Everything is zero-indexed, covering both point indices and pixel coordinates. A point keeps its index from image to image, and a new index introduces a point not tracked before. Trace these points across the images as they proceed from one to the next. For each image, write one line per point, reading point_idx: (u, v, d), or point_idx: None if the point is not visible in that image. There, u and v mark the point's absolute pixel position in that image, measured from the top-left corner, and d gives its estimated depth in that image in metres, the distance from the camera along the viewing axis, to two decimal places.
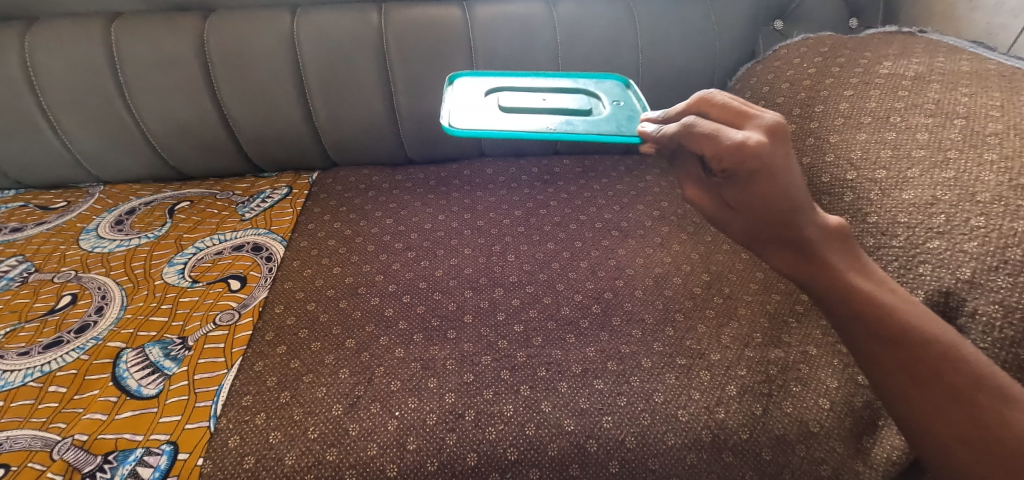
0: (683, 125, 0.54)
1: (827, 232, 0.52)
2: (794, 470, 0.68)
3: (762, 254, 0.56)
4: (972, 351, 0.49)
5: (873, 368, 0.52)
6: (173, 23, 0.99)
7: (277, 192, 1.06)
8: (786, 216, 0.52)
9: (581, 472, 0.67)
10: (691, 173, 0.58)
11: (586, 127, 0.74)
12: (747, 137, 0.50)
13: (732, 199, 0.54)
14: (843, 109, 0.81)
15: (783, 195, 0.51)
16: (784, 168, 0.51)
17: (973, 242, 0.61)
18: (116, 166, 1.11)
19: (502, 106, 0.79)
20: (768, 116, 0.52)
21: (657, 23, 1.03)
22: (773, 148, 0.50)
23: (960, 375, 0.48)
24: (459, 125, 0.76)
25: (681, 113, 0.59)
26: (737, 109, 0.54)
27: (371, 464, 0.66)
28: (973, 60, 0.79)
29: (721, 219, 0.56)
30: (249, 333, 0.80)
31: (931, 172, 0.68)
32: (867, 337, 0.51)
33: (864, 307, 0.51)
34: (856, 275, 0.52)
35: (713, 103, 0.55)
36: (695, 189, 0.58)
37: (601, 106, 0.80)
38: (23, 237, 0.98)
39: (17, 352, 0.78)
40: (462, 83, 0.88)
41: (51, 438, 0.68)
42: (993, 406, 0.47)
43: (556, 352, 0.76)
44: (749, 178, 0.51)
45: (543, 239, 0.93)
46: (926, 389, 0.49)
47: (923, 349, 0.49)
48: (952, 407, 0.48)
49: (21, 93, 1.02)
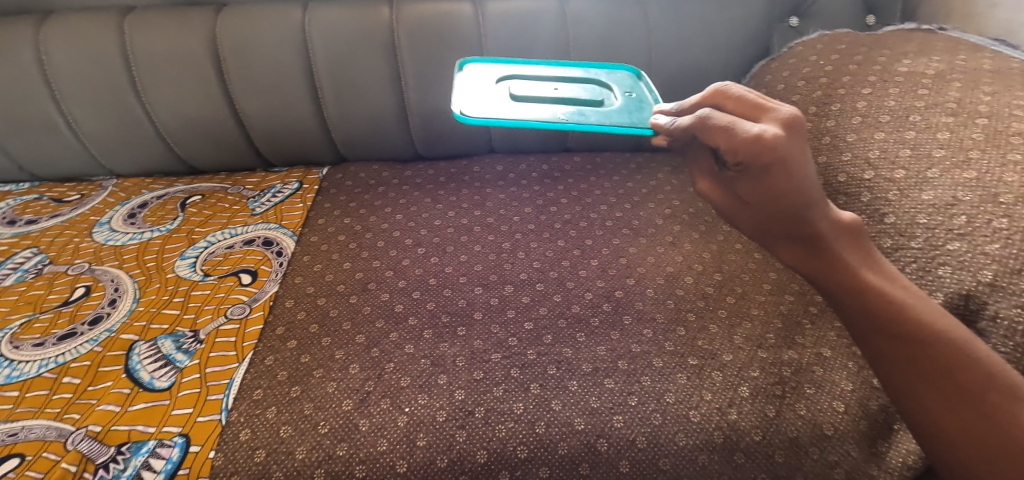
0: (698, 118, 0.54)
1: (840, 227, 0.51)
2: (807, 472, 0.67)
3: (773, 247, 0.55)
4: (984, 349, 0.48)
5: (881, 365, 0.51)
6: (186, 17, 1.00)
7: (288, 186, 1.06)
8: (799, 210, 0.51)
9: (591, 472, 0.67)
10: (703, 167, 0.58)
11: (597, 117, 0.73)
12: (763, 130, 0.49)
13: (746, 192, 0.53)
14: (860, 108, 0.80)
15: (796, 190, 0.50)
16: (801, 162, 0.49)
17: (994, 244, 0.60)
18: (129, 160, 1.11)
19: (513, 95, 0.78)
20: (785, 109, 0.51)
21: (671, 19, 1.02)
22: (790, 142, 0.49)
23: (971, 372, 0.47)
24: (470, 113, 0.75)
25: (695, 105, 0.58)
26: (753, 102, 0.53)
27: (381, 460, 0.66)
28: (995, 58, 0.78)
29: (733, 213, 0.56)
30: (260, 326, 0.80)
31: (951, 172, 0.67)
32: (875, 333, 0.50)
33: (876, 303, 0.50)
34: (868, 270, 0.51)
35: (730, 95, 0.55)
36: (708, 182, 0.58)
37: (613, 97, 0.79)
38: (38, 229, 0.99)
39: (32, 343, 0.78)
40: (473, 70, 0.87)
41: (65, 428, 0.68)
42: (1004, 405, 0.45)
43: (567, 350, 0.75)
44: (763, 171, 0.50)
45: (554, 236, 0.92)
46: (934, 386, 0.48)
47: (932, 347, 0.48)
48: (960, 404, 0.47)
49: (35, 86, 1.02)
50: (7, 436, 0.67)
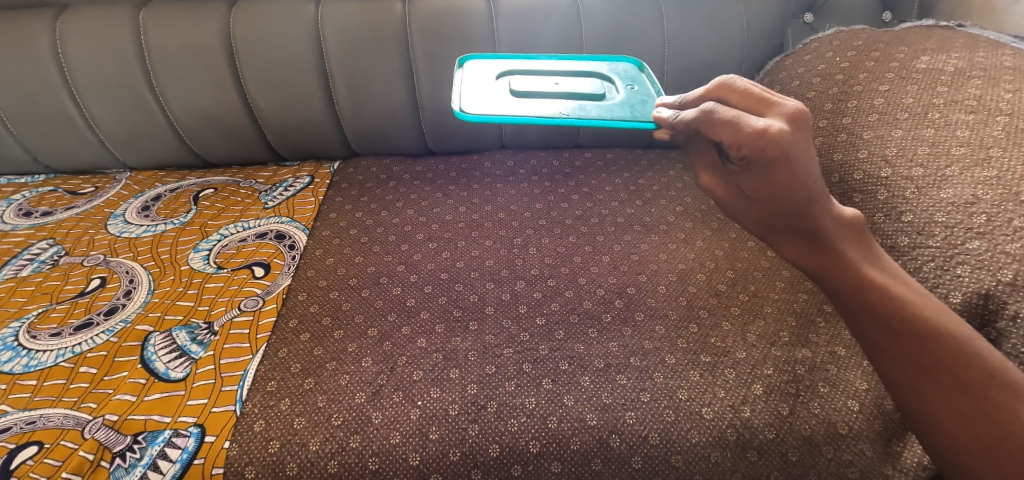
0: (703, 111, 0.52)
1: (842, 223, 0.51)
2: (821, 472, 0.67)
3: (774, 243, 0.55)
4: (985, 346, 0.48)
5: (883, 363, 0.50)
6: (198, 11, 1.00)
7: (299, 181, 1.06)
8: (801, 206, 0.50)
9: (604, 467, 0.67)
10: (706, 160, 0.56)
11: (599, 112, 0.73)
12: (768, 124, 0.47)
13: (748, 187, 0.52)
14: (878, 105, 0.79)
15: (799, 186, 0.49)
16: (805, 157, 0.49)
17: (1015, 243, 0.59)
18: (144, 152, 1.12)
19: (515, 90, 0.78)
20: (790, 104, 0.49)
21: (685, 16, 1.02)
22: (795, 137, 0.48)
23: (973, 369, 0.47)
24: (470, 111, 0.75)
25: (699, 98, 0.56)
26: (757, 96, 0.51)
27: (394, 452, 0.67)
28: (1016, 55, 0.77)
29: (734, 208, 0.55)
30: (273, 318, 0.80)
31: (971, 170, 0.66)
32: (878, 329, 0.50)
33: (877, 300, 0.49)
34: (869, 266, 0.50)
35: (734, 89, 0.53)
36: (710, 177, 0.56)
37: (614, 91, 0.79)
38: (54, 220, 1.00)
39: (49, 333, 0.79)
40: (474, 66, 0.86)
41: (83, 417, 0.69)
42: (1007, 402, 0.45)
43: (579, 346, 0.75)
44: (768, 167, 0.49)
45: (565, 232, 0.92)
46: (937, 383, 0.47)
47: (934, 343, 0.48)
48: (964, 401, 0.46)
49: (52, 79, 1.03)
50: (26, 424, 0.68)
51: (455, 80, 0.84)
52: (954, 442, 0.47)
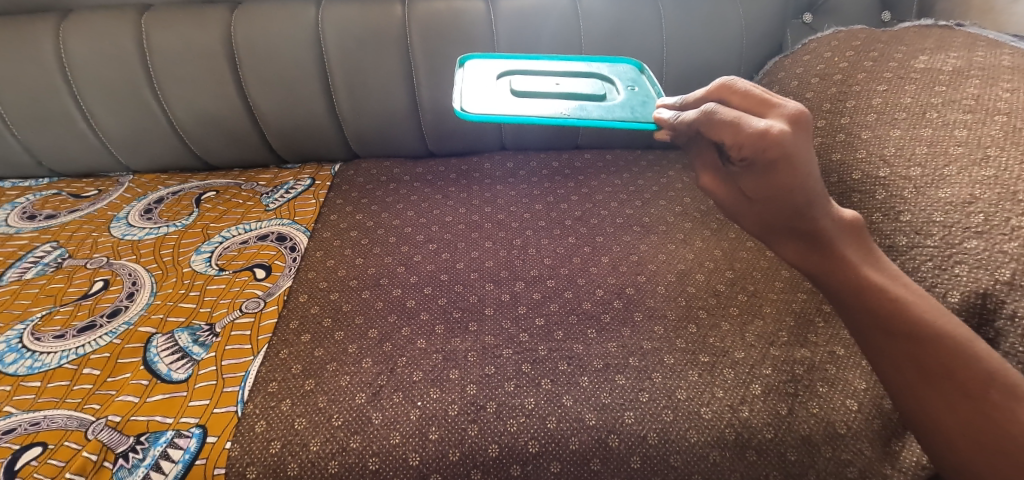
0: (703, 112, 0.52)
1: (842, 225, 0.51)
2: (820, 471, 0.67)
3: (774, 244, 0.55)
4: (985, 347, 0.48)
5: (883, 364, 0.51)
6: (200, 15, 1.00)
7: (300, 183, 1.07)
8: (801, 208, 0.50)
9: (603, 467, 0.67)
10: (707, 161, 0.57)
11: (600, 112, 0.73)
12: (770, 125, 0.48)
13: (748, 188, 0.52)
14: (876, 105, 0.79)
15: (799, 187, 0.49)
16: (806, 159, 0.49)
17: (1013, 242, 0.59)
18: (147, 155, 1.13)
19: (515, 90, 0.78)
20: (791, 106, 0.49)
21: (684, 17, 1.02)
22: (796, 139, 0.48)
23: (973, 371, 0.47)
24: (471, 112, 0.75)
25: (701, 99, 0.56)
26: (758, 97, 0.51)
27: (394, 452, 0.67)
28: (1014, 54, 0.77)
29: (735, 208, 0.55)
30: (275, 320, 0.81)
31: (969, 169, 0.66)
32: (877, 331, 0.50)
33: (877, 301, 0.49)
34: (869, 268, 0.51)
35: (735, 90, 0.53)
36: (710, 177, 0.57)
37: (615, 92, 0.79)
38: (58, 223, 1.00)
39: (52, 335, 0.80)
40: (474, 66, 0.86)
41: (86, 418, 0.70)
42: (1006, 404, 0.45)
43: (578, 346, 0.75)
44: (769, 168, 0.49)
45: (564, 233, 0.93)
46: (936, 384, 0.48)
47: (933, 345, 0.48)
48: (963, 402, 0.46)
49: (55, 84, 1.04)
50: (30, 425, 0.69)
51: (456, 80, 0.84)
52: (948, 441, 0.47)
